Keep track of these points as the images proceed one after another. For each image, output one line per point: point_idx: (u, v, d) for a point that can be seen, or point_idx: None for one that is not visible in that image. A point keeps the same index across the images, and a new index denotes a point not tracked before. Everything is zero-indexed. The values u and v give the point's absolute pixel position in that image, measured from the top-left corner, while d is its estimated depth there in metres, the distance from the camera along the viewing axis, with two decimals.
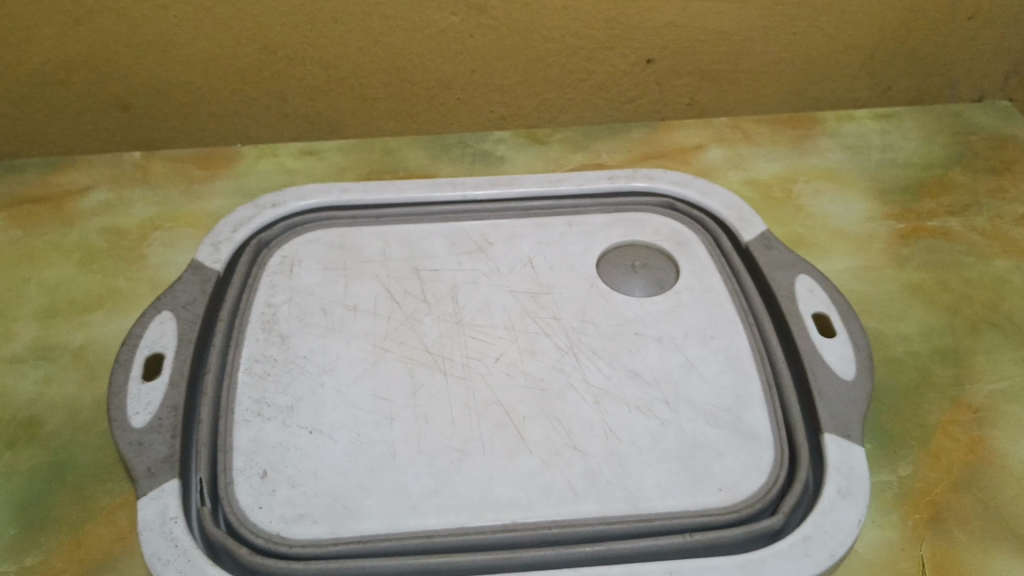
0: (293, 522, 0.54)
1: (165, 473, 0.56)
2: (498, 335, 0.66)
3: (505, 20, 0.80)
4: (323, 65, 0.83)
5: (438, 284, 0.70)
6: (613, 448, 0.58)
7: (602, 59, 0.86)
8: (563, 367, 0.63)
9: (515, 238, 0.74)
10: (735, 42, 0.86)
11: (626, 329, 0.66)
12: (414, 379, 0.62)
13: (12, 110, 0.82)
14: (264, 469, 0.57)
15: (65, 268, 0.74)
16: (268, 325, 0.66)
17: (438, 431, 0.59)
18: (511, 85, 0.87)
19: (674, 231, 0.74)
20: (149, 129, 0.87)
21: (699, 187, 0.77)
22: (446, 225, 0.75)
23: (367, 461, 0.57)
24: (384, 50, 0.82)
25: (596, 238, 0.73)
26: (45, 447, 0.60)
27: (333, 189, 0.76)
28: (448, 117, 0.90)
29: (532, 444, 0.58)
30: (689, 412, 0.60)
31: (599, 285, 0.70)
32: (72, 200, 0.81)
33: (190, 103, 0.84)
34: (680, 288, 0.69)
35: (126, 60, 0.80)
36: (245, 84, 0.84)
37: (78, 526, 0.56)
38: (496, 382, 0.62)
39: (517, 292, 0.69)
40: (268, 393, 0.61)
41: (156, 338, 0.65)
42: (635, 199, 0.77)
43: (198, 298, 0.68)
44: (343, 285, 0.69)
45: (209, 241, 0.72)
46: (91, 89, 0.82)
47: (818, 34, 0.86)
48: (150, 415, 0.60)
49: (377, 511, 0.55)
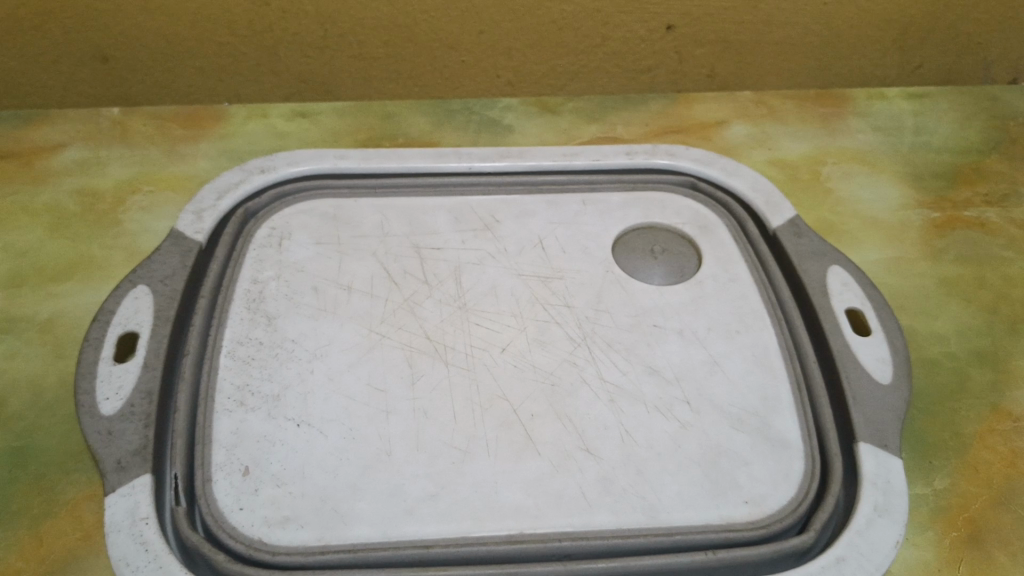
0: (278, 526, 0.49)
1: (138, 468, 0.51)
2: (505, 322, 0.61)
3: None
4: (318, 20, 0.78)
5: (440, 264, 0.64)
6: (630, 453, 0.53)
7: (619, 23, 0.80)
8: (576, 360, 0.58)
9: (525, 216, 0.68)
10: (763, 10, 0.80)
11: (645, 321, 0.61)
12: (413, 368, 0.57)
13: None
14: (246, 465, 0.52)
15: (33, 233, 0.68)
16: (254, 304, 0.60)
17: (438, 427, 0.54)
18: (520, 48, 0.82)
19: (696, 214, 0.69)
20: (129, 83, 0.82)
21: (724, 166, 0.72)
22: (450, 199, 0.69)
23: (361, 460, 0.52)
24: (385, 5, 0.77)
25: (612, 218, 0.68)
26: (6, 432, 0.54)
27: (328, 156, 0.71)
28: (452, 81, 0.85)
29: (541, 444, 0.54)
30: (713, 416, 0.56)
31: (616, 272, 0.64)
32: (43, 158, 0.74)
33: (174, 56, 0.80)
34: (702, 277, 0.64)
35: (105, 9, 0.75)
36: (235, 37, 0.78)
37: (38, 522, 0.50)
38: (503, 376, 0.57)
39: (527, 276, 0.64)
40: (252, 380, 0.56)
41: (130, 315, 0.59)
42: (654, 177, 0.72)
43: (178, 272, 0.62)
44: (337, 262, 0.64)
45: (191, 208, 0.66)
46: (66, 39, 0.77)
47: (852, 5, 0.80)
48: (121, 401, 0.54)
49: (371, 516, 0.50)
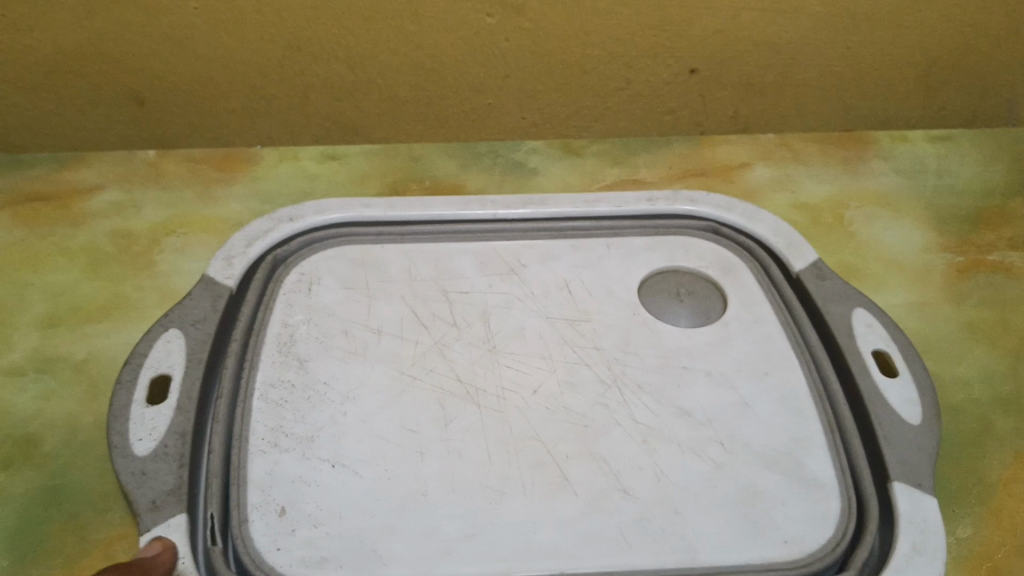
0: (315, 567, 0.50)
1: (172, 507, 0.52)
2: (534, 364, 0.61)
3: (541, 23, 0.78)
4: (347, 65, 0.81)
5: (468, 308, 0.65)
6: (667, 494, 0.54)
7: (643, 67, 0.83)
8: (607, 402, 0.59)
9: (550, 260, 0.69)
10: (785, 54, 0.83)
11: (673, 362, 0.61)
12: (445, 410, 0.58)
13: (24, 100, 0.80)
14: (282, 505, 0.52)
15: (70, 273, 0.70)
16: (285, 347, 0.61)
17: (472, 468, 0.55)
18: (545, 91, 0.85)
19: (720, 256, 0.70)
20: (163, 126, 0.85)
21: (745, 211, 0.73)
22: (474, 244, 0.70)
23: (395, 499, 0.53)
24: (414, 51, 0.80)
25: (636, 262, 0.69)
26: (42, 470, 0.56)
27: (355, 204, 0.72)
28: (478, 124, 0.88)
29: (576, 485, 0.54)
30: (746, 456, 0.56)
31: (642, 313, 0.65)
32: (81, 200, 0.78)
33: (208, 99, 0.83)
34: (728, 319, 0.65)
35: (141, 53, 0.78)
36: (266, 81, 0.82)
37: (72, 561, 0.51)
38: (535, 417, 0.58)
39: (555, 319, 0.64)
40: (285, 422, 0.57)
41: (161, 358, 0.60)
42: (677, 221, 0.73)
43: (208, 315, 0.63)
44: (366, 305, 0.65)
45: (220, 256, 0.67)
46: (103, 83, 0.80)
47: (871, 49, 0.82)
48: (154, 442, 0.55)
49: (407, 556, 0.50)
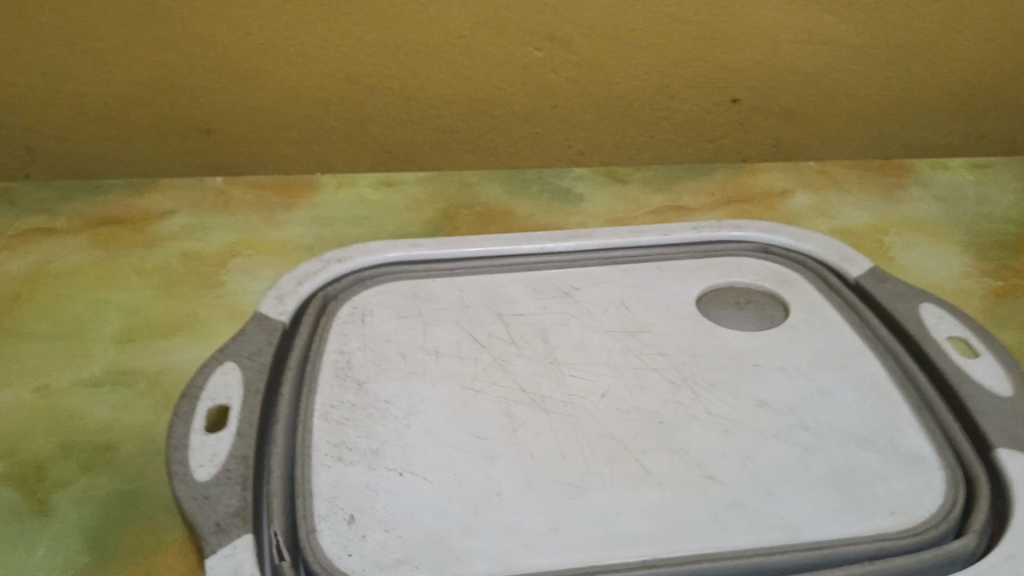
0: (390, 569, 0.50)
1: (237, 529, 0.52)
2: (598, 372, 0.64)
3: (587, 54, 0.84)
4: (403, 96, 0.86)
5: (525, 326, 0.69)
6: (755, 478, 0.55)
7: (687, 97, 0.88)
8: (681, 400, 0.61)
9: (601, 284, 0.73)
10: (826, 83, 0.87)
11: (745, 361, 0.64)
12: (512, 417, 0.60)
13: (102, 130, 0.87)
14: (351, 513, 0.53)
15: (143, 293, 0.75)
16: (342, 372, 0.64)
17: (547, 465, 0.56)
18: (591, 121, 0.89)
19: (773, 271, 0.74)
20: (229, 155, 0.90)
21: (792, 234, 0.78)
22: (520, 275, 0.74)
23: (470, 500, 0.54)
24: (466, 83, 0.86)
25: (690, 282, 0.73)
26: (118, 476, 0.59)
27: (403, 244, 0.78)
28: (527, 152, 0.92)
29: (659, 476, 0.56)
30: (835, 438, 0.58)
31: (703, 322, 0.69)
32: (152, 224, 0.84)
33: (271, 130, 0.88)
34: (795, 322, 0.68)
35: (211, 86, 0.85)
36: (327, 114, 0.87)
37: (148, 559, 0.54)
38: (607, 418, 0.60)
39: (615, 332, 0.68)
40: (348, 438, 0.58)
41: (220, 390, 0.62)
42: (726, 244, 0.78)
43: (264, 349, 0.66)
44: (422, 331, 0.68)
45: (273, 294, 0.71)
46: (175, 113, 0.87)
47: (910, 78, 0.87)
48: (216, 467, 0.56)
49: (488, 552, 0.50)
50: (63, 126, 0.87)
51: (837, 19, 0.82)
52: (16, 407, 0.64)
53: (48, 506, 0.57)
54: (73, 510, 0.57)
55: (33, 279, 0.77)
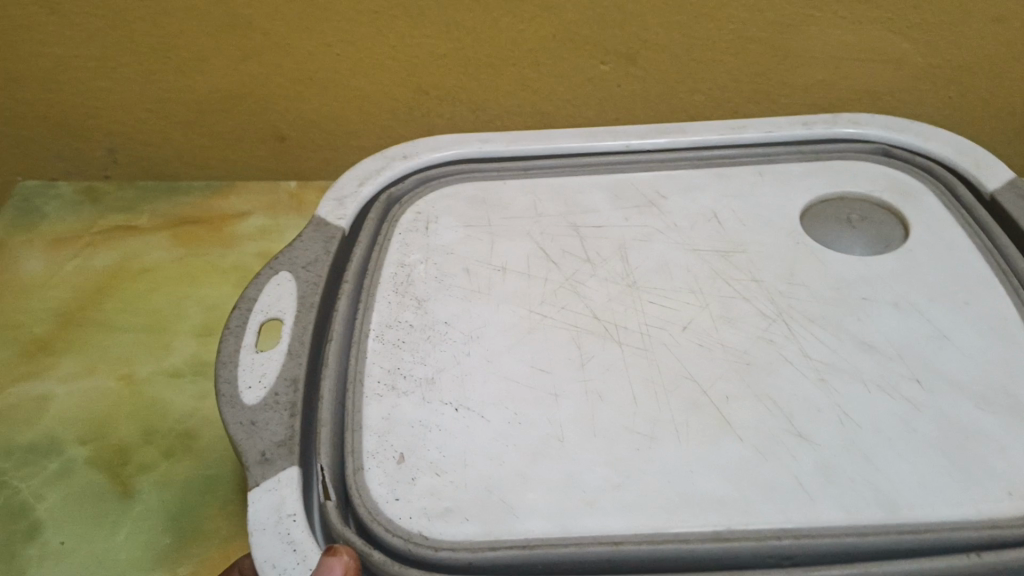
0: (438, 517, 0.50)
1: (281, 460, 0.53)
2: (683, 299, 0.61)
3: (652, 71, 0.86)
4: (470, 107, 0.89)
5: (604, 243, 0.66)
6: (855, 439, 0.51)
7: (748, 112, 0.90)
8: (772, 338, 0.58)
9: (691, 191, 0.70)
10: (886, 101, 0.89)
11: (851, 293, 0.60)
12: (582, 349, 0.58)
13: (181, 133, 0.91)
14: (400, 452, 0.53)
15: (225, 289, 0.83)
16: (401, 288, 0.64)
17: (617, 411, 0.54)
18: (653, 133, 0.92)
19: (892, 181, 0.69)
20: (301, 159, 0.94)
21: (919, 132, 0.73)
22: (603, 178, 0.72)
23: (530, 448, 0.53)
24: (532, 94, 0.88)
25: (794, 188, 0.69)
26: (199, 461, 0.69)
27: (473, 141, 0.76)
28: (597, 135, 0.93)
29: (742, 431, 0.52)
30: (951, 393, 0.53)
31: (806, 241, 0.65)
32: (231, 224, 0.91)
33: (342, 135, 0.92)
34: (913, 246, 0.63)
35: (287, 94, 0.88)
36: (396, 121, 0.91)
37: (225, 543, 0.64)
38: (688, 356, 0.57)
39: (702, 251, 0.65)
40: (402, 363, 0.58)
41: (273, 302, 0.62)
42: (842, 146, 0.73)
43: (319, 258, 0.66)
44: (489, 245, 0.67)
45: (334, 196, 0.71)
46: (252, 120, 0.90)
47: (974, 97, 0.88)
48: (264, 390, 0.57)
49: (543, 508, 0.50)
50: (147, 133, 0.92)
51: (905, 40, 0.83)
52: (105, 394, 0.74)
53: (130, 489, 0.67)
54: (155, 493, 0.66)
55: (118, 275, 0.85)
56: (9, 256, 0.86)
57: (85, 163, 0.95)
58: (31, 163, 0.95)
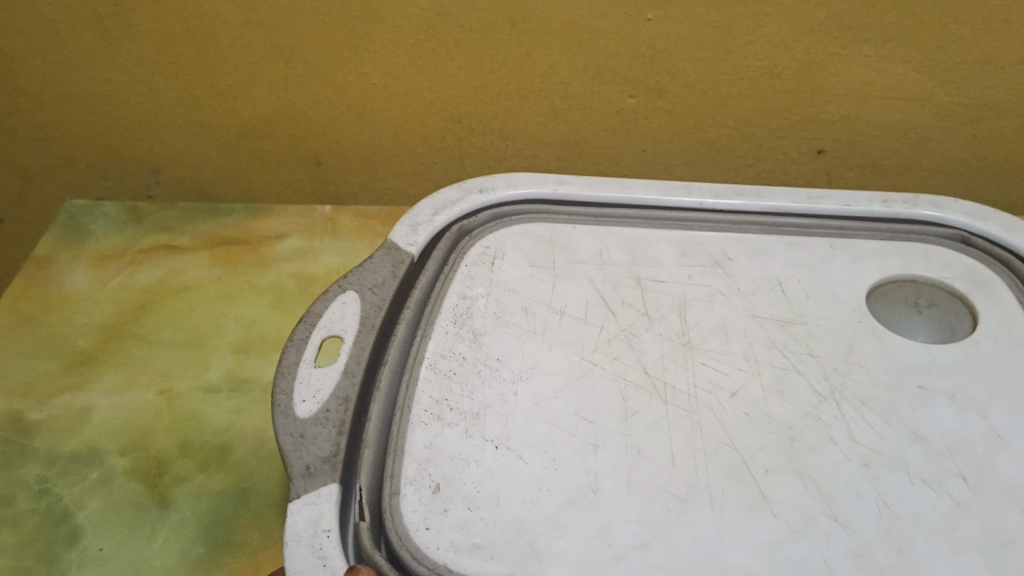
0: (467, 553, 0.52)
1: (324, 476, 0.54)
2: (737, 363, 0.62)
3: (678, 103, 0.88)
4: (502, 136, 0.92)
5: (665, 298, 0.67)
6: (889, 527, 0.53)
7: (773, 145, 0.92)
8: (820, 416, 0.59)
9: (760, 256, 0.71)
10: (910, 138, 0.90)
11: (910, 381, 0.61)
12: (628, 403, 0.60)
13: (221, 156, 0.95)
14: (437, 483, 0.55)
15: (260, 307, 0.86)
16: (460, 320, 0.65)
17: (655, 468, 0.56)
18: (678, 163, 0.94)
19: (967, 269, 0.69)
20: (337, 182, 0.97)
21: (1004, 222, 0.72)
22: (676, 234, 0.73)
23: (566, 493, 0.54)
24: (561, 124, 0.91)
25: (867, 265, 0.70)
26: (233, 474, 0.71)
27: (550, 180, 0.76)
28: (624, 165, 0.95)
29: (776, 505, 0.54)
30: (995, 495, 0.54)
31: (870, 322, 0.65)
32: (267, 245, 0.94)
33: (376, 161, 0.95)
34: (979, 339, 0.64)
35: (325, 120, 0.91)
36: (429, 148, 0.93)
37: (258, 551, 0.66)
38: (734, 423, 0.58)
39: (763, 319, 0.66)
40: (451, 396, 0.60)
41: (336, 321, 0.64)
42: (920, 227, 0.73)
43: (387, 281, 0.67)
44: (550, 286, 0.68)
45: (408, 222, 0.71)
46: (291, 144, 0.93)
47: (997, 137, 0.89)
48: (317, 405, 0.58)
49: (572, 559, 0.51)
50: (189, 154, 0.95)
51: (930, 79, 0.84)
52: (144, 407, 0.76)
53: (166, 499, 0.69)
54: (190, 503, 0.69)
55: (159, 293, 0.88)
56: (54, 271, 0.89)
57: (129, 182, 0.98)
58: (78, 183, 0.98)
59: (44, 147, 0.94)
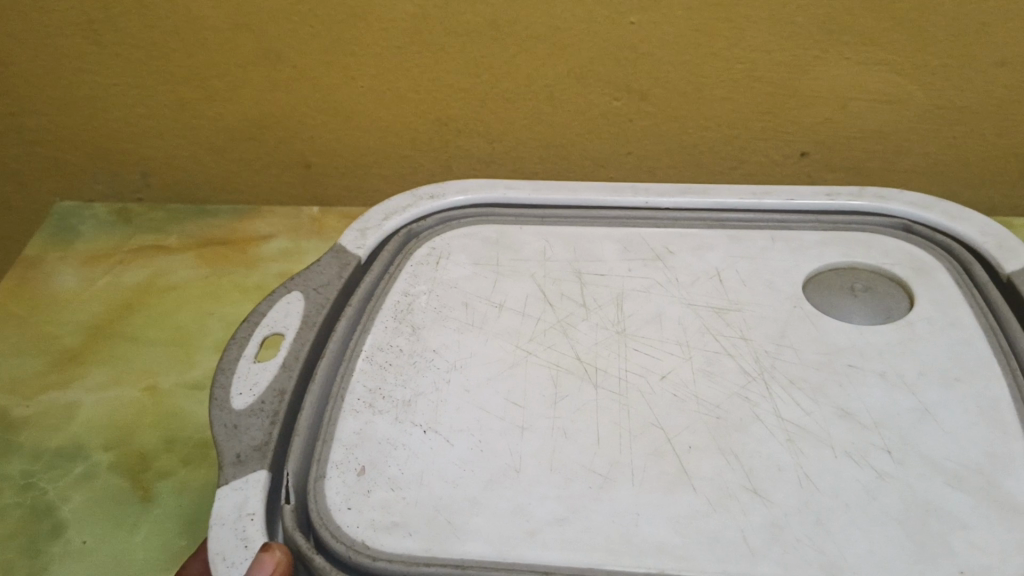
0: (384, 531, 0.53)
1: (253, 463, 0.57)
2: (668, 348, 0.64)
3: (661, 107, 0.89)
4: (488, 139, 0.93)
5: (603, 290, 0.69)
6: (809, 499, 0.52)
7: (757, 148, 0.93)
8: (748, 395, 0.59)
9: (703, 250, 0.73)
10: (893, 141, 0.91)
11: (840, 360, 0.61)
12: (558, 387, 0.61)
13: (208, 159, 0.96)
14: (363, 465, 0.57)
15: (245, 305, 0.87)
16: (400, 315, 0.68)
17: (577, 448, 0.57)
18: (664, 167, 0.95)
19: (908, 255, 0.70)
20: (325, 186, 0.98)
21: (946, 211, 0.73)
22: (621, 231, 0.75)
23: (487, 473, 0.56)
24: (547, 128, 0.92)
25: (806, 255, 0.71)
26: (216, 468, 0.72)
27: (499, 186, 0.80)
28: (609, 168, 0.95)
29: (695, 479, 0.54)
30: (921, 465, 0.53)
31: (804, 307, 0.66)
32: (255, 246, 0.94)
33: (363, 165, 0.96)
34: (915, 320, 0.64)
35: (312, 124, 0.92)
36: (416, 151, 0.94)
37: None
38: (660, 406, 0.59)
39: (698, 307, 0.67)
40: (385, 384, 0.62)
41: (279, 318, 0.68)
42: (861, 218, 0.75)
43: (331, 281, 0.71)
44: (491, 282, 0.71)
45: (358, 226, 0.76)
46: (278, 148, 0.94)
47: (980, 139, 0.90)
48: (252, 397, 0.62)
49: (486, 534, 0.52)
50: (177, 157, 0.96)
51: (910, 81, 0.85)
52: (129, 403, 0.77)
53: (150, 493, 0.70)
54: (172, 497, 0.69)
55: (146, 293, 0.89)
56: (43, 271, 0.91)
57: (119, 186, 0.99)
58: (68, 187, 0.99)
59: (34, 151, 0.96)
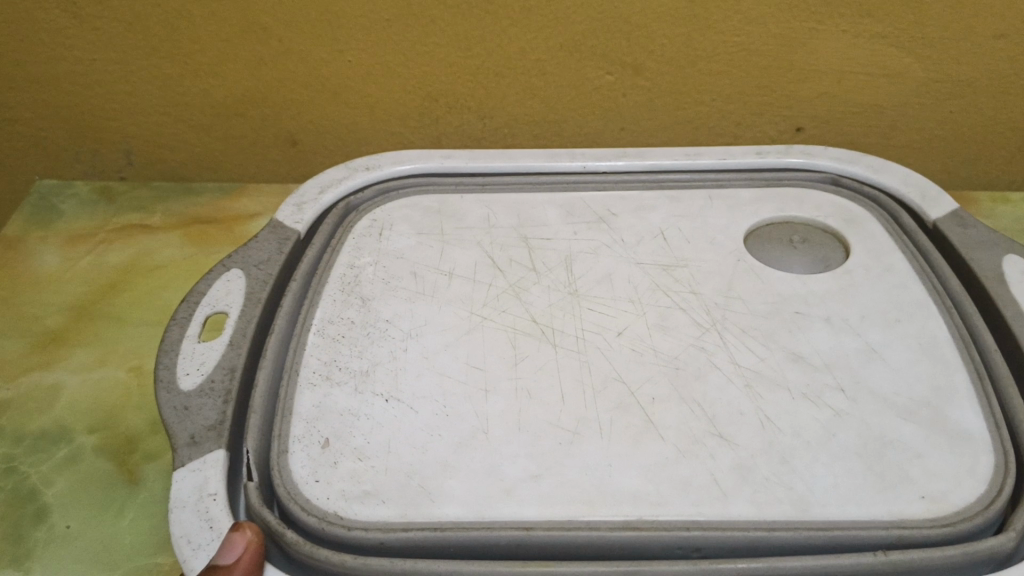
0: (357, 500, 0.52)
1: (210, 443, 0.56)
2: (622, 308, 0.64)
3: (656, 81, 0.88)
4: (478, 114, 0.92)
5: (551, 254, 0.70)
6: (770, 441, 0.54)
7: (753, 124, 0.91)
8: (703, 346, 0.61)
9: (643, 211, 0.73)
10: (890, 116, 0.90)
11: (786, 308, 0.63)
12: (517, 348, 0.61)
13: (193, 137, 0.95)
14: (326, 438, 0.55)
15: None
16: (348, 288, 0.67)
17: (544, 407, 0.57)
18: (659, 142, 0.94)
19: (838, 208, 0.73)
20: (313, 163, 0.98)
21: (869, 164, 0.77)
22: (562, 196, 0.76)
23: (455, 436, 0.55)
24: (538, 103, 0.90)
25: (743, 213, 0.73)
26: None
27: (436, 156, 0.79)
28: (603, 142, 0.94)
29: (664, 429, 0.55)
30: (873, 403, 0.56)
31: (747, 260, 0.68)
32: (241, 224, 0.93)
33: (352, 141, 0.95)
34: (852, 268, 0.66)
35: (300, 99, 0.91)
36: (406, 126, 0.93)
37: None
38: (620, 361, 0.60)
39: (647, 265, 0.68)
40: (340, 356, 0.61)
41: (220, 297, 0.67)
42: (791, 174, 0.77)
43: (272, 257, 0.70)
44: (438, 251, 0.70)
45: (294, 201, 0.75)
46: (265, 125, 0.93)
47: (975, 112, 0.89)
48: (201, 377, 0.60)
49: (461, 495, 0.52)
50: (162, 133, 0.95)
51: (905, 54, 0.84)
52: (114, 385, 0.76)
53: (136, 476, 0.68)
54: (160, 480, 0.68)
55: (130, 273, 0.88)
56: (25, 252, 0.89)
57: (102, 163, 0.98)
58: (51, 164, 0.98)
59: (16, 126, 0.95)
